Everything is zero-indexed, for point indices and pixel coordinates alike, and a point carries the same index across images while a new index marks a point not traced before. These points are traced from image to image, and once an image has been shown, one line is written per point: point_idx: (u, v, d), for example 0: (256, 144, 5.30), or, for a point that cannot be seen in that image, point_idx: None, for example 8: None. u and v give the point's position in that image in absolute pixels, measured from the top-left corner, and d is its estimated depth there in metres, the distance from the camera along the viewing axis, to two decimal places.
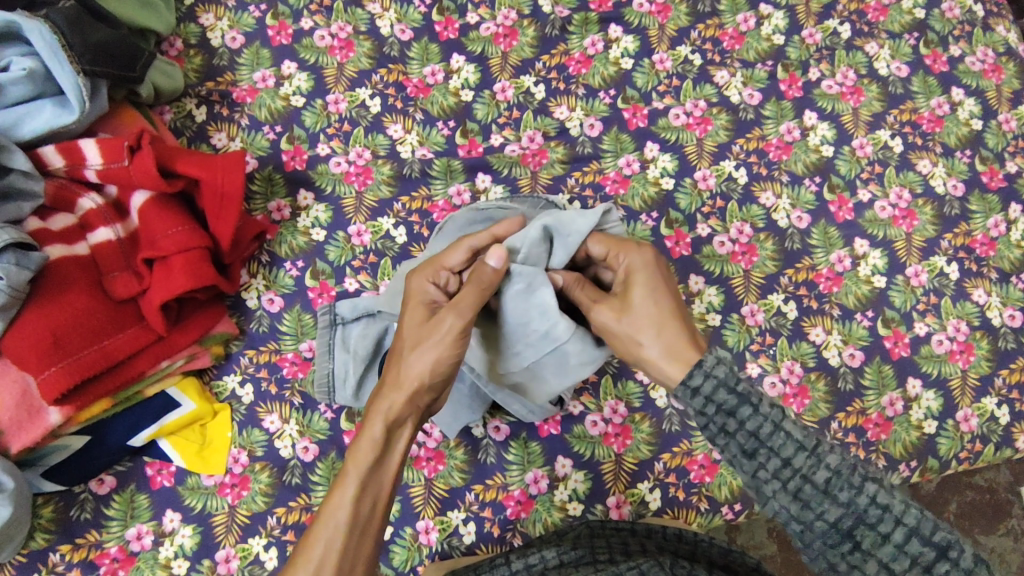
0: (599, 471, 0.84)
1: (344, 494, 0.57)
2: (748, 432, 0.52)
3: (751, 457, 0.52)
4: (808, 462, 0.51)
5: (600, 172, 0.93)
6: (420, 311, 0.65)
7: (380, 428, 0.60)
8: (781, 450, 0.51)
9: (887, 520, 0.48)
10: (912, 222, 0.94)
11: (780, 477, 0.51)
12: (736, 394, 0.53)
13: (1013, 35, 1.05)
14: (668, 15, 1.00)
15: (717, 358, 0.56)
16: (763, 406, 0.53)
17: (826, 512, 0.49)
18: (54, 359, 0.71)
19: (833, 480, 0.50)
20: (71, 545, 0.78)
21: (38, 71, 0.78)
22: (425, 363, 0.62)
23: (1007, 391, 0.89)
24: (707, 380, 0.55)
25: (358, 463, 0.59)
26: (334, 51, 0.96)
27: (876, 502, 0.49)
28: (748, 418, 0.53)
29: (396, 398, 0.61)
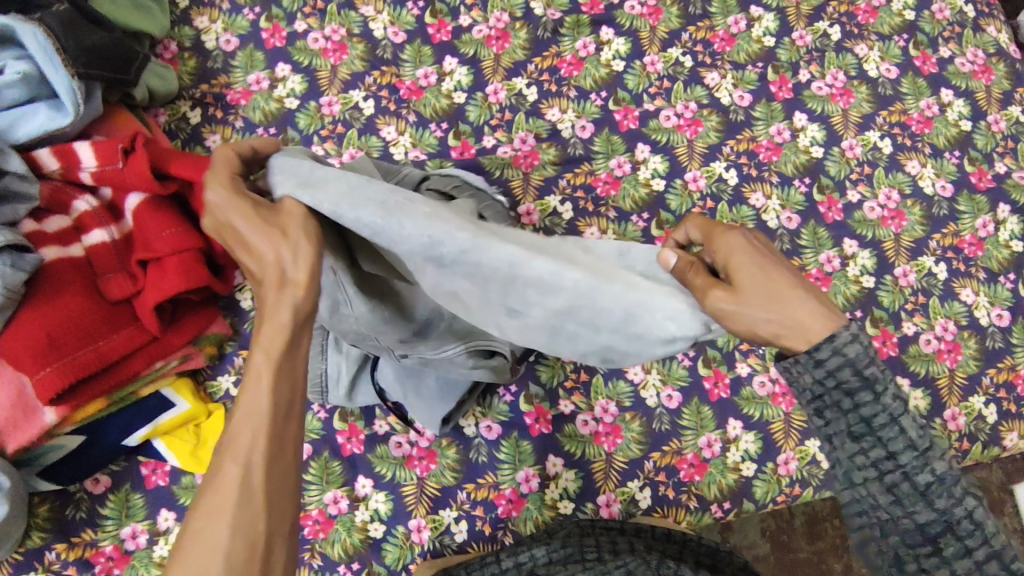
0: (590, 470, 0.85)
1: (257, 397, 0.47)
2: (862, 417, 0.49)
3: (856, 441, 0.49)
4: (915, 462, 0.48)
5: (592, 174, 0.94)
6: (244, 206, 0.48)
7: (285, 309, 0.47)
8: (890, 443, 0.49)
9: (977, 535, 0.47)
10: (901, 222, 0.95)
11: (879, 467, 0.49)
12: (861, 377, 0.49)
13: (1004, 36, 1.05)
14: (660, 17, 1.01)
15: (850, 339, 0.48)
16: (886, 395, 0.49)
17: (916, 513, 0.48)
18: (49, 360, 0.72)
19: (935, 485, 0.48)
20: (67, 544, 0.79)
21: (33, 75, 0.79)
22: (275, 238, 0.47)
23: (995, 390, 0.90)
24: (834, 356, 0.48)
25: (264, 355, 0.47)
26: (328, 53, 0.97)
27: (972, 517, 0.47)
28: (867, 404, 0.49)
29: (283, 281, 0.47)
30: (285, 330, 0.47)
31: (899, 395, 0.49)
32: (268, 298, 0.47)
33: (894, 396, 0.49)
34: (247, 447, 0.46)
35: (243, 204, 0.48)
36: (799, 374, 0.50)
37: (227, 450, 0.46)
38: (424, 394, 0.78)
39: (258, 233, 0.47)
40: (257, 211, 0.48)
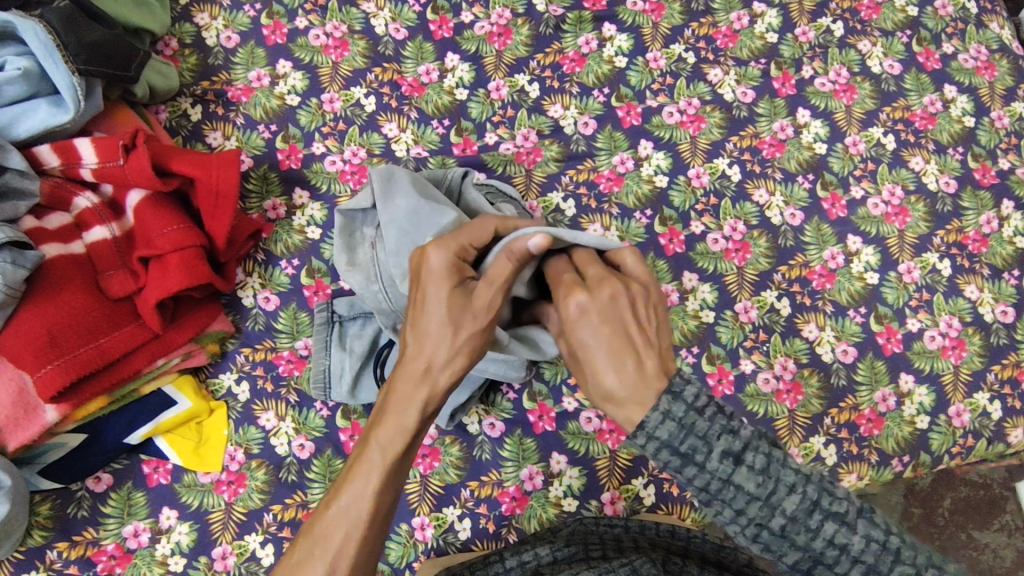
0: (594, 468, 0.84)
1: (362, 493, 0.56)
2: (698, 486, 0.51)
3: (708, 504, 0.52)
4: (763, 512, 0.50)
5: (594, 170, 0.93)
6: (453, 290, 0.59)
7: (412, 417, 0.58)
8: (734, 502, 0.50)
9: (844, 559, 0.49)
10: (905, 219, 0.94)
11: (736, 523, 0.51)
12: (680, 454, 0.51)
13: (1006, 32, 1.05)
14: (662, 13, 1.01)
15: (661, 417, 0.52)
16: (710, 463, 0.50)
17: (784, 555, 0.50)
18: (51, 357, 0.71)
19: (790, 525, 0.49)
20: (68, 542, 0.78)
21: (33, 71, 0.78)
22: (446, 341, 0.58)
23: (999, 386, 0.90)
24: (650, 441, 0.52)
25: (383, 453, 0.57)
26: (329, 50, 0.96)
27: (832, 544, 0.49)
28: (695, 476, 0.51)
29: (426, 382, 0.58)
30: (407, 435, 0.58)
31: (725, 453, 0.51)
32: (407, 392, 0.58)
33: (721, 454, 0.51)
34: (342, 532, 0.55)
35: (452, 287, 0.59)
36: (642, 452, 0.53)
37: (336, 530, 0.55)
38: None
39: (441, 330, 0.58)
40: (455, 304, 0.59)
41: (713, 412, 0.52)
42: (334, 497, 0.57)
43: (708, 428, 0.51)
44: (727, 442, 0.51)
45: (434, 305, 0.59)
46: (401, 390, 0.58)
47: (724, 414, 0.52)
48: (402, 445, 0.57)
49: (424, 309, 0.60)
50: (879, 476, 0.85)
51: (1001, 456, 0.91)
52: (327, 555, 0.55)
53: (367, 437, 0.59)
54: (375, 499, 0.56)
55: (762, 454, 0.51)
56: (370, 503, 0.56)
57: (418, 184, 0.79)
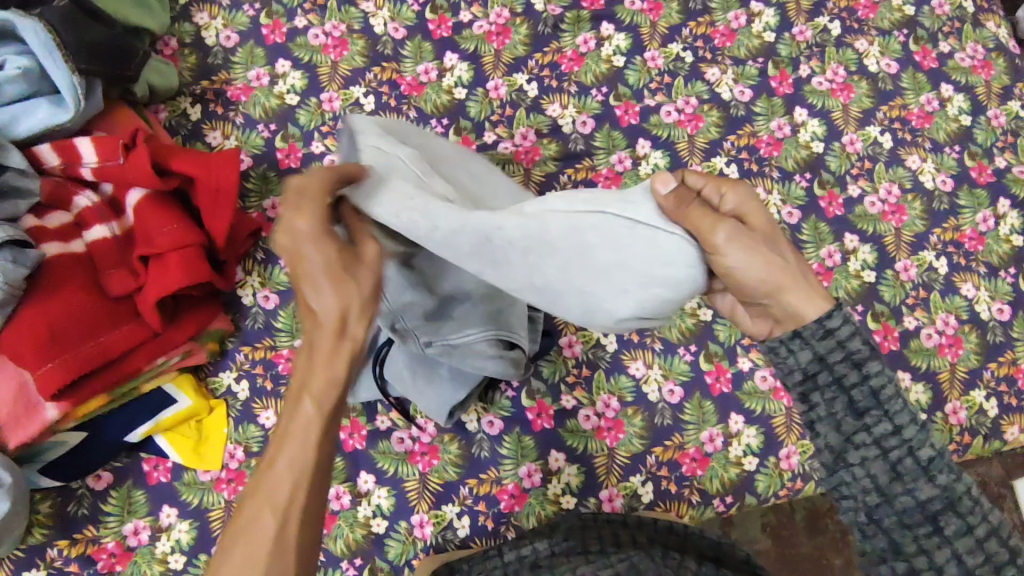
0: (592, 465, 0.85)
1: (305, 444, 0.50)
2: (872, 388, 0.52)
3: (859, 415, 0.52)
4: (919, 436, 0.50)
5: (593, 169, 0.94)
6: (325, 242, 0.51)
7: (343, 368, 0.51)
8: (895, 416, 0.51)
9: (976, 512, 0.49)
10: (901, 217, 0.95)
11: (881, 441, 0.51)
12: (869, 347, 0.52)
13: (1003, 31, 1.05)
14: (660, 13, 1.01)
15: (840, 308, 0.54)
16: (891, 371, 0.52)
17: (917, 490, 0.50)
18: (51, 356, 0.72)
19: (936, 461, 0.50)
20: (69, 540, 0.79)
21: (33, 71, 0.79)
22: (352, 293, 0.51)
23: (995, 383, 0.90)
24: (844, 326, 0.53)
25: (317, 403, 0.51)
26: (328, 49, 0.96)
27: (970, 493, 0.49)
28: (876, 373, 0.52)
29: (345, 334, 0.51)
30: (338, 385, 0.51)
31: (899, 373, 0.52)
32: (325, 345, 0.51)
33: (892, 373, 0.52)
34: (289, 485, 0.50)
35: (326, 240, 0.51)
36: (800, 351, 0.53)
37: (281, 484, 0.50)
38: (436, 382, 0.80)
39: (332, 283, 0.51)
40: (340, 256, 0.51)
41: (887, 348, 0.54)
42: (271, 455, 0.51)
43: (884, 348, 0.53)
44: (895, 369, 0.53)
45: (311, 256, 0.51)
46: (316, 346, 0.51)
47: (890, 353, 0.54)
48: (336, 397, 0.51)
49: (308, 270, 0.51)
50: None
51: (998, 453, 0.92)
52: (277, 509, 0.49)
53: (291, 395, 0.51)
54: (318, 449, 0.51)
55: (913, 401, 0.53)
56: (314, 454, 0.50)
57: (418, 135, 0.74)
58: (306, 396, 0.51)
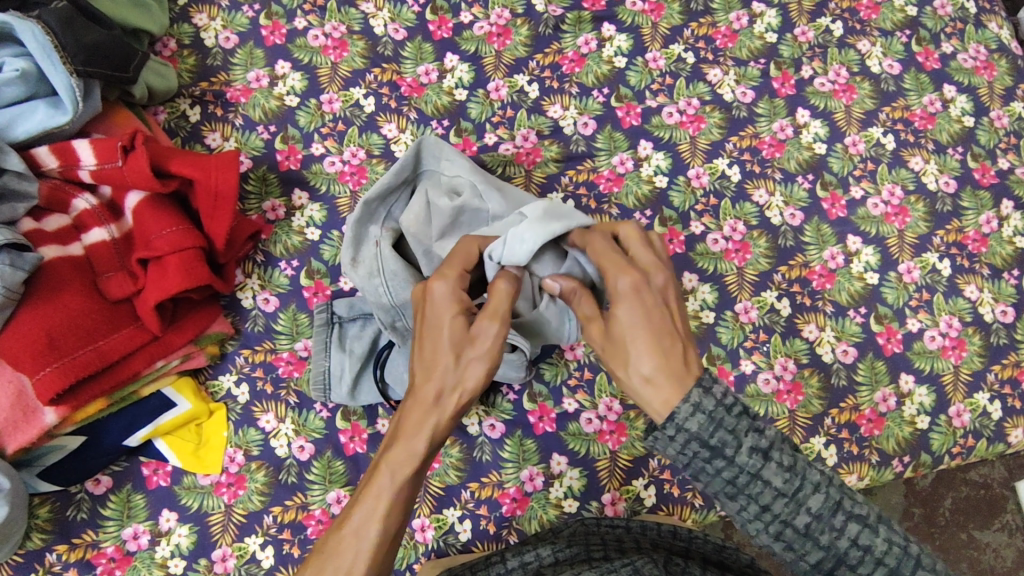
0: (595, 469, 0.84)
1: (374, 513, 0.55)
2: (725, 479, 0.51)
3: (732, 499, 0.51)
4: (789, 508, 0.50)
5: (594, 171, 0.93)
6: (455, 317, 0.59)
7: (423, 444, 0.57)
8: (760, 496, 0.50)
9: (866, 561, 0.49)
10: (904, 219, 0.94)
11: (761, 520, 0.51)
12: (708, 446, 0.51)
13: (1006, 32, 1.05)
14: (662, 13, 1.01)
15: (692, 409, 0.52)
16: (740, 455, 0.51)
17: (807, 555, 0.50)
18: (49, 359, 0.71)
19: (815, 523, 0.50)
20: (68, 545, 0.78)
21: (31, 72, 0.78)
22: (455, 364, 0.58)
23: (999, 386, 0.90)
24: (681, 430, 0.52)
25: (394, 475, 0.56)
26: (328, 50, 0.96)
27: (856, 544, 0.49)
28: (724, 469, 0.51)
29: (435, 409, 0.57)
30: (418, 460, 0.57)
31: (754, 447, 0.51)
32: (420, 419, 0.57)
33: (750, 449, 0.51)
34: (353, 551, 0.54)
35: (453, 314, 0.60)
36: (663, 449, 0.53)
37: (345, 540, 0.55)
38: None
39: (446, 357, 0.58)
40: (462, 332, 0.59)
41: (740, 410, 0.52)
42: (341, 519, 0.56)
43: (736, 423, 0.51)
44: (754, 438, 0.51)
45: (444, 325, 0.59)
46: (410, 416, 0.58)
47: (750, 413, 0.52)
48: (411, 472, 0.56)
49: (428, 337, 0.60)
50: (879, 476, 0.85)
51: (1001, 456, 0.91)
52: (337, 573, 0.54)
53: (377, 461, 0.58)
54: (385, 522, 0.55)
55: (786, 454, 0.52)
56: (381, 525, 0.55)
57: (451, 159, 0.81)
58: (388, 463, 0.56)
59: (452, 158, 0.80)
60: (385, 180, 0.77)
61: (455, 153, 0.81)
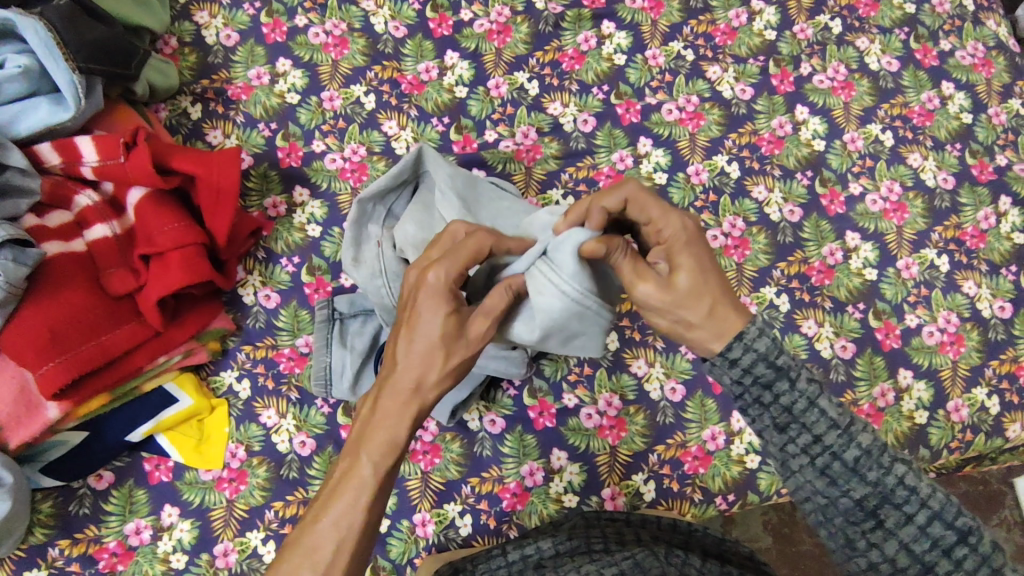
0: (594, 463, 0.84)
1: (357, 502, 0.54)
2: (783, 406, 0.54)
3: (784, 430, 0.54)
4: (840, 440, 0.53)
5: (594, 168, 0.94)
6: (447, 313, 0.57)
7: (403, 432, 0.56)
8: (813, 426, 0.53)
9: (913, 501, 0.51)
10: (903, 215, 0.95)
11: (809, 452, 0.53)
12: (774, 368, 0.54)
13: (1003, 29, 1.05)
14: (661, 11, 1.01)
15: (759, 331, 0.55)
16: (800, 382, 0.54)
17: (852, 490, 0.52)
18: (52, 354, 0.72)
19: (863, 458, 0.52)
20: (69, 540, 0.79)
21: (33, 69, 0.79)
22: (440, 358, 0.56)
23: (997, 381, 0.90)
24: (747, 352, 0.55)
25: (375, 465, 0.55)
26: (329, 48, 0.96)
27: (903, 483, 0.51)
28: (784, 392, 0.54)
29: (417, 399, 0.56)
30: (399, 449, 0.56)
31: (812, 380, 0.54)
32: (400, 408, 0.56)
33: (807, 380, 0.54)
34: (336, 541, 0.53)
35: (446, 307, 0.57)
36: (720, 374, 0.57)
37: (327, 529, 0.53)
38: None
39: (436, 352, 0.56)
40: (450, 327, 0.57)
41: None
42: (318, 511, 0.54)
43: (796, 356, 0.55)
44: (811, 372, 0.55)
45: (431, 317, 0.56)
46: (390, 406, 0.56)
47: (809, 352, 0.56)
48: (393, 461, 0.55)
49: (419, 325, 0.56)
50: None
51: (1000, 450, 0.92)
52: (317, 567, 0.52)
53: (356, 450, 0.56)
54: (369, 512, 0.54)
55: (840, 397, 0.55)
56: (363, 514, 0.54)
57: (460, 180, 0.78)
58: (366, 455, 0.55)
59: (441, 178, 0.77)
60: (383, 181, 0.77)
61: (447, 167, 0.78)
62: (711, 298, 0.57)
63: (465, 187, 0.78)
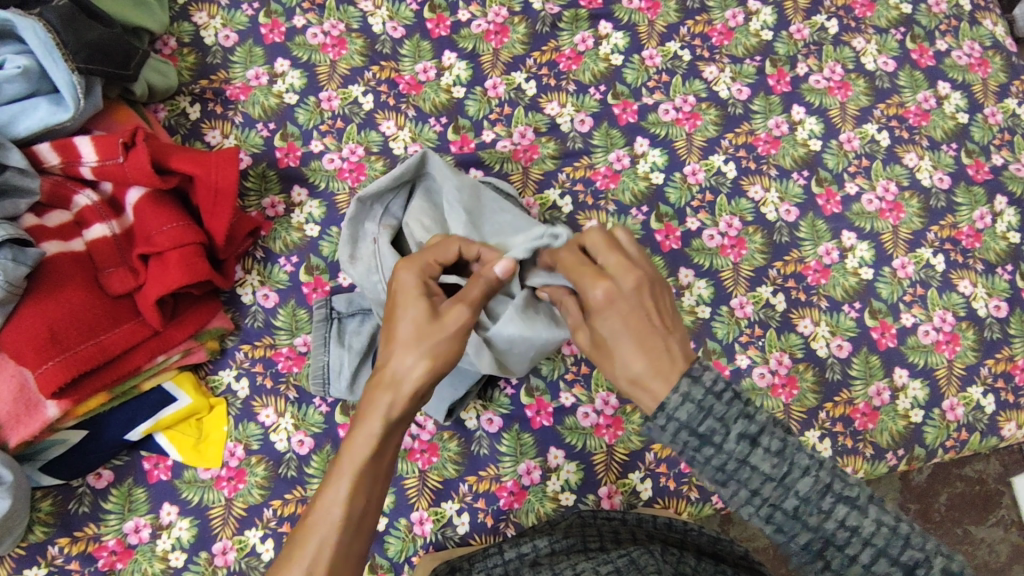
0: (591, 462, 0.85)
1: (337, 495, 0.54)
2: (715, 466, 0.53)
3: (723, 485, 0.53)
4: (777, 492, 0.51)
5: (591, 167, 0.94)
6: (415, 304, 0.61)
7: (379, 423, 0.56)
8: (749, 481, 0.52)
9: (854, 541, 0.50)
10: (899, 215, 0.95)
11: (750, 505, 0.52)
12: (698, 434, 0.53)
13: (1000, 29, 1.06)
14: (658, 11, 1.01)
15: (681, 399, 0.55)
16: (729, 442, 0.53)
17: (796, 537, 0.51)
18: (51, 354, 0.72)
19: (802, 507, 0.51)
20: (69, 538, 0.79)
21: (33, 70, 0.79)
22: (414, 347, 0.59)
23: (992, 380, 0.91)
24: (670, 420, 0.55)
25: (353, 458, 0.56)
26: (327, 48, 0.97)
27: (844, 526, 0.50)
28: (713, 456, 0.53)
29: (395, 389, 0.58)
30: (376, 440, 0.56)
31: (740, 435, 0.52)
32: (376, 402, 0.57)
33: (739, 435, 0.53)
34: (319, 534, 0.53)
35: (416, 298, 0.61)
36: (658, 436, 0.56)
37: (309, 522, 0.54)
38: None
39: (409, 340, 0.59)
40: (421, 318, 0.60)
41: (731, 397, 0.54)
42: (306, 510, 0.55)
43: (725, 411, 0.53)
44: (744, 425, 0.53)
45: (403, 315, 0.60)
46: (369, 402, 0.58)
47: (742, 399, 0.54)
48: (370, 451, 0.56)
49: (395, 320, 0.61)
50: (874, 469, 0.86)
51: (996, 450, 0.92)
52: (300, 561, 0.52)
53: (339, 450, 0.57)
54: (348, 505, 0.54)
55: (776, 439, 0.53)
56: (342, 507, 0.54)
57: (469, 193, 0.79)
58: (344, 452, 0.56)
59: (450, 188, 0.78)
60: (382, 181, 0.77)
61: (455, 179, 0.79)
62: (633, 354, 0.60)
63: (471, 201, 0.79)
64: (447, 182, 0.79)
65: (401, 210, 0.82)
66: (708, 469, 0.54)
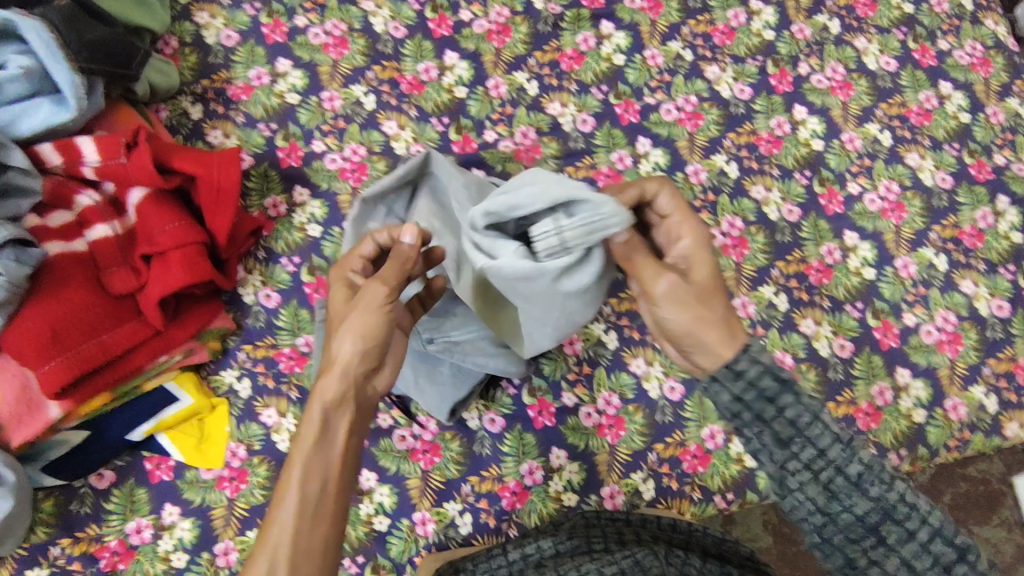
0: (594, 462, 0.85)
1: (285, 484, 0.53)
2: (788, 419, 0.54)
3: (786, 446, 0.53)
4: (844, 455, 0.53)
5: (593, 167, 0.94)
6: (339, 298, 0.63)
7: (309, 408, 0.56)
8: (818, 441, 0.53)
9: (913, 517, 0.52)
10: (901, 214, 0.95)
11: (814, 466, 0.53)
12: (780, 380, 0.55)
13: (1002, 29, 1.06)
14: (660, 11, 1.01)
15: (763, 346, 0.56)
16: (804, 396, 0.55)
17: (855, 506, 0.52)
18: (53, 354, 0.72)
19: (865, 474, 0.52)
20: (71, 539, 0.79)
21: (35, 70, 0.79)
22: (337, 333, 0.59)
23: (995, 380, 0.91)
24: (754, 363, 0.55)
25: (294, 447, 0.54)
26: (329, 48, 0.97)
27: (904, 499, 0.52)
28: (791, 404, 0.54)
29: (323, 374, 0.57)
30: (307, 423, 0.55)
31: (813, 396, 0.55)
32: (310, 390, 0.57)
33: (812, 395, 0.55)
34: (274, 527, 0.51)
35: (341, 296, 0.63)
36: (723, 392, 0.56)
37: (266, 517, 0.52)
38: (436, 379, 0.80)
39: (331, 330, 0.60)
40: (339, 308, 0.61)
41: None
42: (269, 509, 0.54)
43: None
44: None
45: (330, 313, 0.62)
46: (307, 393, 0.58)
47: None
48: (309, 437, 0.54)
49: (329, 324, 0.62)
50: (877, 469, 0.86)
51: (998, 449, 0.92)
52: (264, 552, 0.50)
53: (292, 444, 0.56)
54: (297, 491, 0.52)
55: None
56: (294, 496, 0.52)
57: (474, 191, 0.79)
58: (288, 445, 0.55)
59: (456, 185, 0.78)
60: (386, 180, 0.77)
61: (461, 178, 0.79)
62: (699, 316, 0.59)
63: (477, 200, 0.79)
64: (452, 181, 0.78)
65: (405, 209, 0.82)
66: (775, 427, 0.54)
